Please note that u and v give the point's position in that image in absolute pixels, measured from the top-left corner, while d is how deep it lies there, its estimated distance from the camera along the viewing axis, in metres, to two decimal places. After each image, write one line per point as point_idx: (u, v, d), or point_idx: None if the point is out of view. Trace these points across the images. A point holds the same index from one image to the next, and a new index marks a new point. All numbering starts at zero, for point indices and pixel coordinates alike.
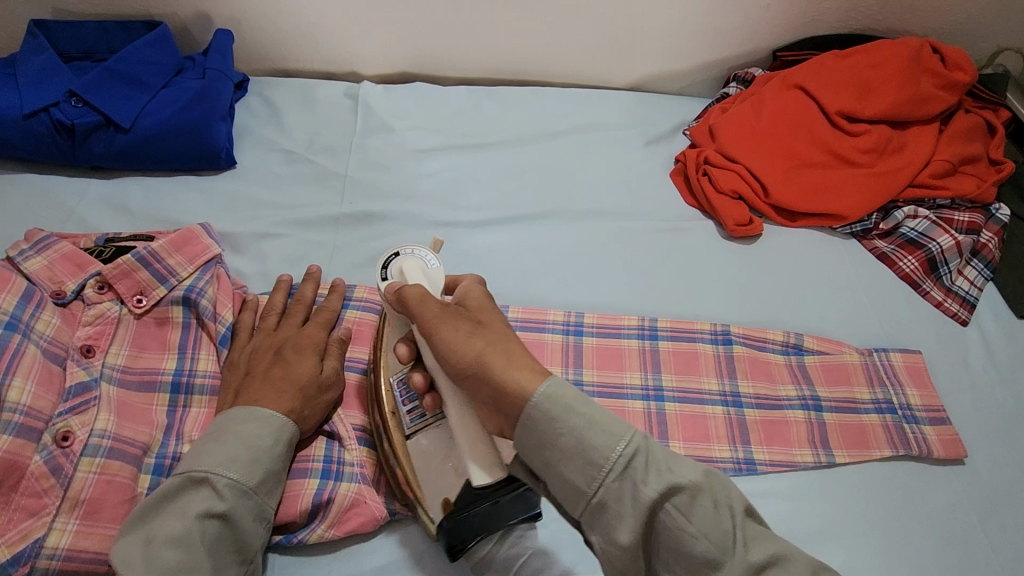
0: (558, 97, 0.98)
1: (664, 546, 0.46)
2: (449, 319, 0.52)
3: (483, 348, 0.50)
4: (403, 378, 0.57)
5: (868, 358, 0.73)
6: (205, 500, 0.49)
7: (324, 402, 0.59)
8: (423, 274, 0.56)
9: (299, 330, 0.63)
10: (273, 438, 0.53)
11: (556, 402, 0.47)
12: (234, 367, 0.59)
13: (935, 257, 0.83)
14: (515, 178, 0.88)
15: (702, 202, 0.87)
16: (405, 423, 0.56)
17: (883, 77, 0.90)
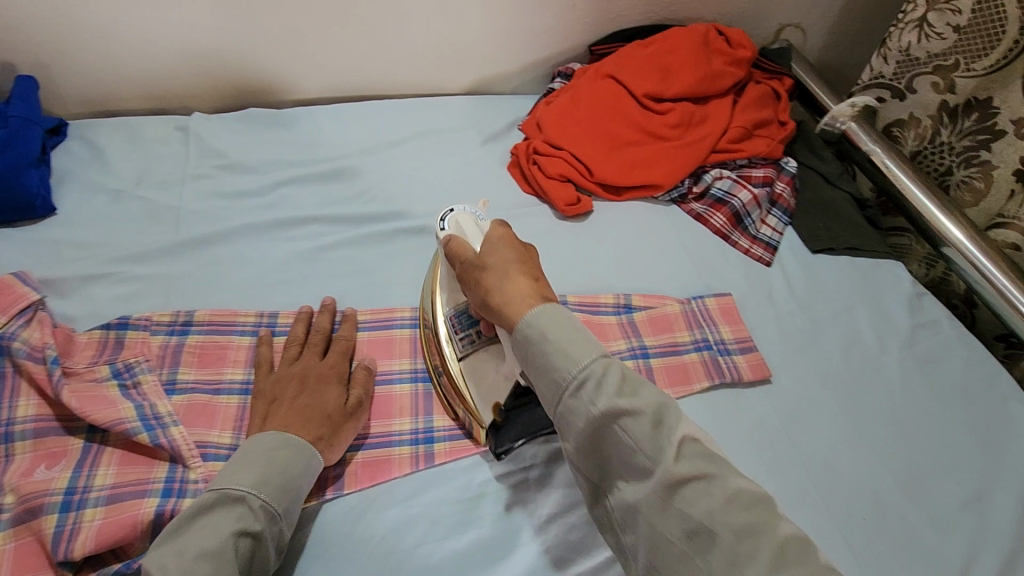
0: (396, 109, 1.03)
1: (614, 455, 0.50)
2: (486, 260, 0.60)
3: (508, 289, 0.57)
4: (454, 313, 0.67)
5: (687, 306, 0.83)
6: (242, 519, 0.52)
7: (351, 426, 0.63)
8: (472, 224, 0.65)
9: (320, 362, 0.67)
10: (304, 466, 0.57)
11: (537, 326, 0.53)
12: (262, 395, 0.63)
13: (738, 211, 0.95)
14: (358, 189, 0.91)
15: (536, 188, 0.94)
16: (456, 349, 0.65)
17: (679, 60, 1.02)
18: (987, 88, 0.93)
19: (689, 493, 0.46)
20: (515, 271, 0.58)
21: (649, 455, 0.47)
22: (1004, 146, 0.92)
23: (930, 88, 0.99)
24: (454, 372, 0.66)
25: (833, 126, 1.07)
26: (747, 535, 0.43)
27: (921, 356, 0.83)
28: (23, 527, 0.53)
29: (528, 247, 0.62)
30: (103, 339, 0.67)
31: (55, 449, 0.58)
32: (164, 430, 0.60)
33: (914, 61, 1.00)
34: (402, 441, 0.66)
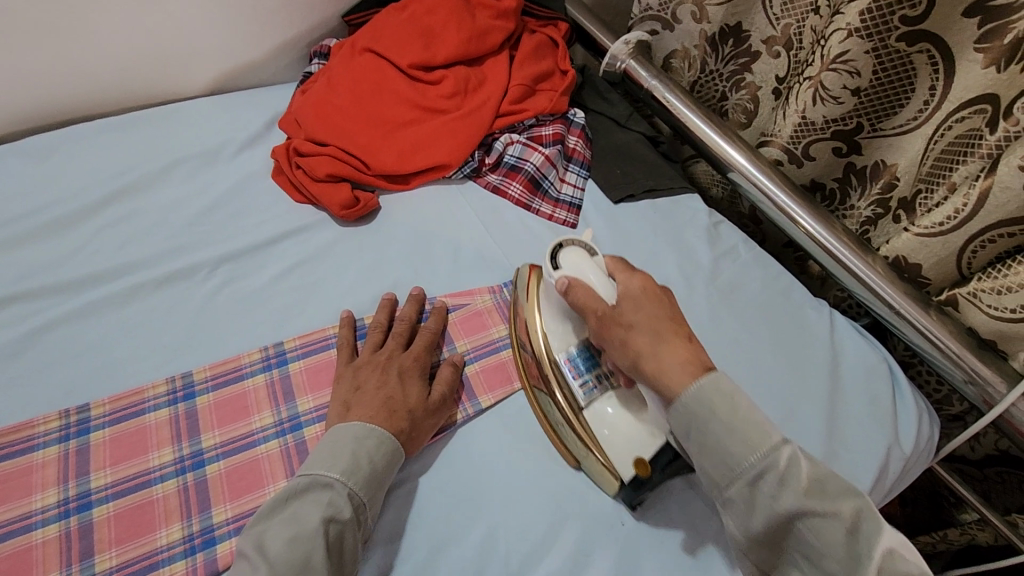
0: (116, 132, 0.84)
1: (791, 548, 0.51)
2: (632, 316, 0.60)
3: (668, 367, 0.57)
4: (571, 355, 0.66)
5: (498, 296, 0.77)
6: (332, 505, 0.52)
7: (431, 423, 0.62)
8: (588, 261, 0.64)
9: (405, 354, 0.66)
10: (389, 464, 0.57)
11: (705, 397, 0.54)
12: (344, 382, 0.63)
13: (534, 175, 0.89)
14: (76, 244, 0.73)
15: (307, 195, 0.82)
16: (580, 399, 0.63)
17: (441, 20, 0.92)
18: (734, 14, 0.94)
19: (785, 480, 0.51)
20: (671, 335, 0.59)
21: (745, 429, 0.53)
22: (762, 66, 0.95)
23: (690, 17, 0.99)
24: (576, 418, 0.63)
25: (614, 66, 1.03)
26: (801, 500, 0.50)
27: (723, 287, 0.84)
28: None
29: (668, 294, 0.64)
30: None
31: None
32: None
33: None
34: (171, 557, 0.53)
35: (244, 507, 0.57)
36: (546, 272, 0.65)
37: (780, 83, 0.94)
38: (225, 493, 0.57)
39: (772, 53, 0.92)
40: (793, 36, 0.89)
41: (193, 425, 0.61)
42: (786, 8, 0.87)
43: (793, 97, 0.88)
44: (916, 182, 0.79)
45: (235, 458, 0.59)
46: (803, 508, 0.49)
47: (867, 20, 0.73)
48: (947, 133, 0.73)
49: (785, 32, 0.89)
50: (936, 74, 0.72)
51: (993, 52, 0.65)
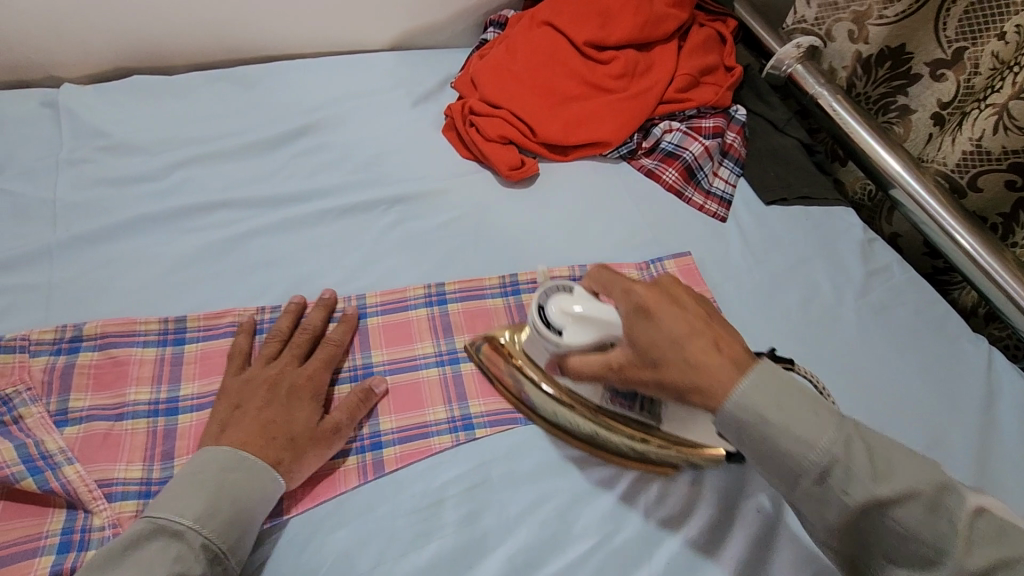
0: (312, 70, 0.92)
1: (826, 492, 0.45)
2: (663, 351, 0.49)
3: (702, 349, 0.48)
4: (609, 394, 0.57)
5: (645, 273, 0.78)
6: (181, 560, 0.47)
7: (321, 451, 0.56)
8: (584, 301, 0.54)
9: (298, 369, 0.61)
10: (262, 501, 0.52)
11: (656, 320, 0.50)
12: (225, 394, 0.58)
13: (691, 164, 0.90)
14: (271, 165, 0.80)
15: (475, 152, 0.86)
16: (643, 417, 0.58)
17: (620, 4, 0.94)
18: (899, 36, 0.90)
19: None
20: (695, 349, 0.48)
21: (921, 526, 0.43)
22: (920, 90, 0.90)
23: (846, 35, 0.96)
24: (643, 434, 0.58)
25: (778, 69, 1.01)
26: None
27: (875, 304, 0.82)
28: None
29: (667, 286, 0.53)
30: (65, 369, 0.58)
31: (35, 500, 0.51)
32: (55, 472, 0.51)
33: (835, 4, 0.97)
34: (345, 451, 0.59)
35: (407, 421, 0.62)
36: (539, 332, 0.55)
37: (942, 108, 0.88)
38: (391, 405, 0.63)
39: (937, 77, 0.87)
40: (967, 62, 0.83)
41: (366, 341, 0.67)
42: (961, 31, 0.83)
43: (967, 123, 0.83)
44: None
45: (401, 376, 0.65)
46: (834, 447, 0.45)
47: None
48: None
49: (957, 56, 0.84)
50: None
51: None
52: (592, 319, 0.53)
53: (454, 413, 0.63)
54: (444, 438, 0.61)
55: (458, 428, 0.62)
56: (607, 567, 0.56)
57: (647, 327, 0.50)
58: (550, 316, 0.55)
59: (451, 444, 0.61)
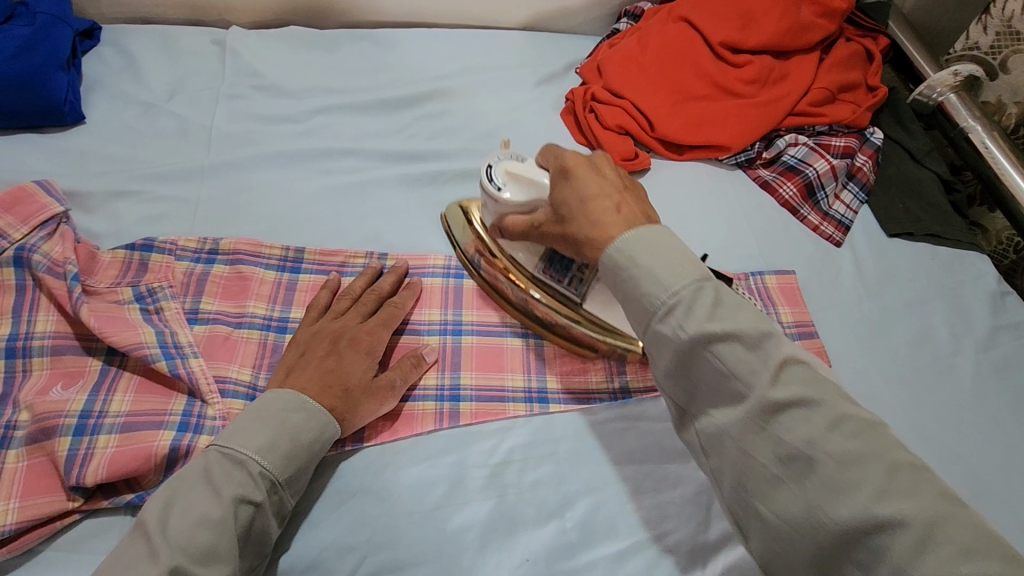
0: (446, 39, 0.95)
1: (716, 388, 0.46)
2: (571, 208, 0.55)
3: (605, 211, 0.53)
4: (545, 265, 0.64)
5: (743, 283, 0.76)
6: (243, 485, 0.48)
7: (370, 405, 0.57)
8: (523, 166, 0.60)
9: (360, 324, 0.62)
10: (316, 439, 0.53)
11: (641, 240, 0.49)
12: (295, 344, 0.60)
13: (812, 182, 0.85)
14: (398, 123, 0.85)
15: (590, 139, 0.86)
16: (573, 294, 0.63)
17: (765, 7, 0.90)
18: None
19: (789, 419, 0.43)
20: (606, 212, 0.53)
21: (758, 377, 0.44)
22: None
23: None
24: (574, 312, 0.64)
25: (927, 97, 0.93)
26: (852, 463, 0.40)
27: (997, 362, 0.75)
28: (131, 435, 0.53)
29: (595, 161, 0.57)
30: (201, 276, 0.66)
31: (163, 383, 0.58)
32: (183, 360, 0.58)
33: (1016, 33, 0.89)
34: (425, 397, 0.62)
35: (486, 382, 0.64)
36: (483, 192, 0.61)
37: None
38: (473, 363, 0.65)
39: None
40: None
41: (458, 300, 0.70)
42: None
43: None
44: None
45: (485, 339, 0.67)
46: (792, 419, 0.43)
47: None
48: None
49: None
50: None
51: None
52: (528, 179, 0.59)
53: (531, 384, 0.65)
54: (518, 405, 0.63)
55: (533, 400, 0.63)
56: (659, 563, 0.55)
57: (563, 186, 0.56)
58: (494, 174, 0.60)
59: (524, 412, 0.62)
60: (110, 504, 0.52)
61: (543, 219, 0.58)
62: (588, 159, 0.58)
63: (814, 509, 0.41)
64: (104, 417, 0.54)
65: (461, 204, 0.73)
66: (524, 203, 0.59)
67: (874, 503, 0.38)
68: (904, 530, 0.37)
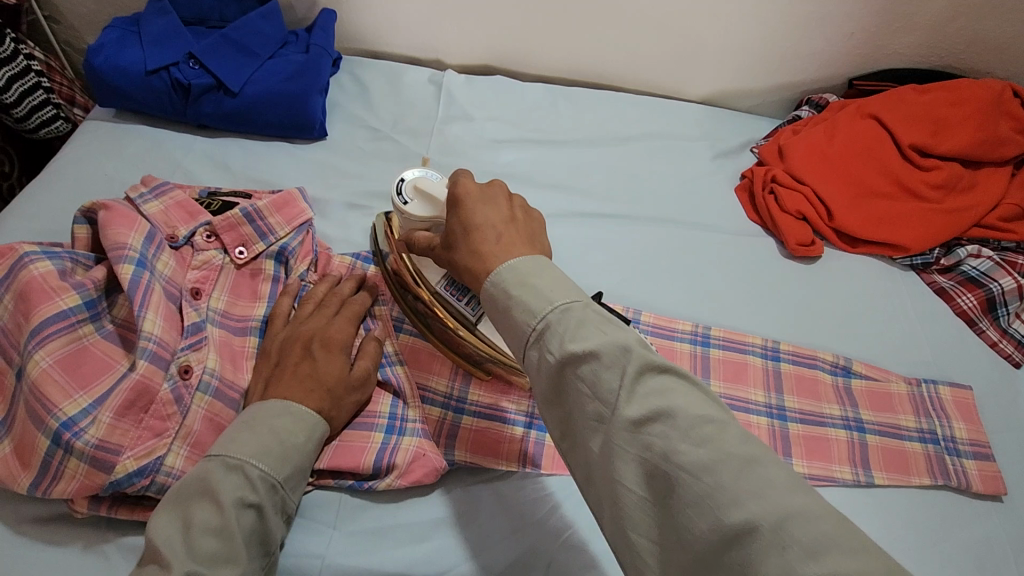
0: (632, 103, 1.02)
1: (570, 398, 0.43)
2: (459, 235, 0.53)
3: (485, 238, 0.51)
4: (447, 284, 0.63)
5: (916, 389, 0.75)
6: (239, 489, 0.49)
7: (351, 400, 0.60)
8: (431, 185, 0.62)
9: (328, 324, 0.63)
10: (309, 439, 0.55)
11: (516, 270, 0.48)
12: (266, 355, 0.60)
13: (996, 296, 0.83)
14: (584, 174, 0.91)
15: (765, 219, 0.89)
16: (469, 312, 0.62)
17: (961, 116, 0.91)
18: None
19: (650, 433, 0.40)
20: (483, 215, 0.52)
21: (618, 393, 0.41)
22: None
23: None
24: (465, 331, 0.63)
25: None
26: (702, 470, 0.38)
27: None
28: (352, 430, 0.61)
29: (501, 192, 0.55)
30: None
31: None
32: (389, 368, 0.65)
33: None
34: None
35: None
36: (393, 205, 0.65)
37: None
38: None
39: None
40: None
41: None
42: None
43: None
44: None
45: None
46: (653, 431, 0.40)
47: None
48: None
49: None
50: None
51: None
52: (432, 196, 0.62)
53: None
54: None
55: None
56: None
57: (455, 215, 0.54)
58: (403, 189, 0.64)
59: None
60: (336, 484, 0.59)
61: (437, 242, 0.57)
62: (485, 188, 0.55)
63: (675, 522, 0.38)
64: None
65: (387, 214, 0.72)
66: (424, 217, 0.62)
67: (727, 508, 0.36)
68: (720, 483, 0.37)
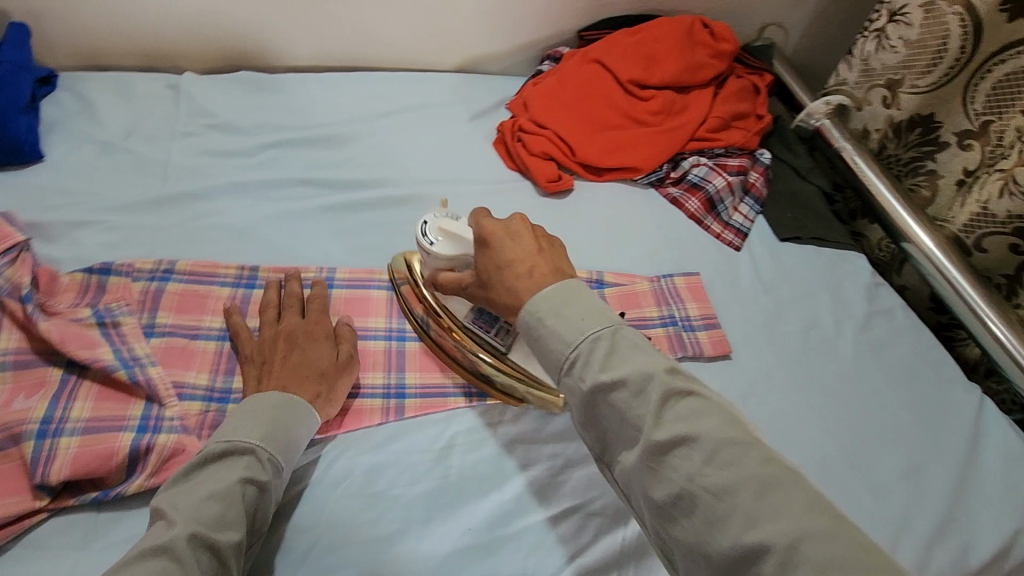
0: (387, 80, 1.05)
1: (613, 427, 0.50)
2: (491, 275, 0.59)
3: (517, 275, 0.57)
4: (473, 315, 0.69)
5: (656, 284, 0.86)
6: (249, 467, 0.53)
7: (344, 382, 0.65)
8: (456, 224, 0.66)
9: (299, 321, 0.68)
10: (303, 424, 0.59)
11: (550, 299, 0.54)
12: (248, 360, 0.65)
13: (712, 197, 0.98)
14: (344, 154, 0.93)
15: (520, 164, 0.97)
16: (499, 342, 0.68)
17: (664, 49, 1.05)
18: (930, 105, 0.93)
19: (673, 458, 0.46)
20: (513, 250, 0.59)
21: (644, 419, 0.48)
22: (947, 156, 0.93)
23: (881, 100, 0.99)
24: (499, 362, 0.68)
25: (808, 122, 1.08)
26: (722, 495, 0.43)
27: (871, 339, 0.87)
28: (94, 437, 0.57)
29: (514, 223, 0.61)
30: (150, 292, 0.70)
31: (121, 394, 0.62)
32: (141, 369, 0.62)
33: (872, 70, 0.99)
34: (372, 394, 0.68)
35: (430, 380, 0.71)
36: (417, 246, 0.68)
37: (967, 175, 0.91)
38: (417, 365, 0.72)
39: (964, 146, 0.91)
40: (993, 134, 0.86)
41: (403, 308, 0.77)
42: (989, 105, 0.86)
43: (979, 188, 0.87)
44: None
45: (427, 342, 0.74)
46: (681, 455, 0.46)
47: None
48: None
49: (985, 128, 0.87)
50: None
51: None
52: (459, 236, 0.66)
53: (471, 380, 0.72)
54: (459, 398, 0.70)
55: (473, 393, 0.71)
56: (585, 526, 0.63)
57: (488, 254, 0.60)
58: (427, 231, 0.67)
59: (466, 403, 0.69)
60: (78, 501, 0.56)
61: (466, 281, 0.63)
62: (507, 223, 0.61)
63: (702, 539, 0.43)
64: (65, 422, 0.58)
65: (404, 256, 0.76)
66: (452, 256, 0.65)
67: (744, 531, 0.42)
68: (770, 557, 0.40)
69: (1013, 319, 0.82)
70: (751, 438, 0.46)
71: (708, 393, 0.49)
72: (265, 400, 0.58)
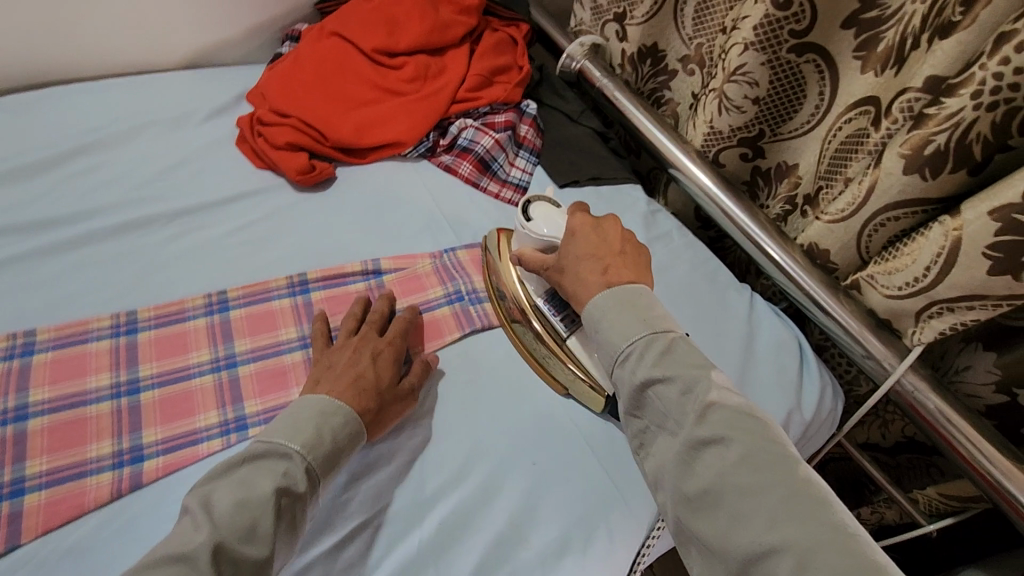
0: (91, 92, 0.90)
1: (653, 416, 0.55)
2: (569, 263, 0.66)
3: (591, 270, 0.63)
4: (546, 297, 0.73)
5: (438, 261, 0.82)
6: (287, 475, 0.53)
7: (396, 409, 0.63)
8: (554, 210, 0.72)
9: (378, 337, 0.67)
10: (350, 444, 0.58)
11: (616, 295, 0.60)
12: (315, 366, 0.64)
13: (484, 157, 0.95)
14: (41, 189, 0.78)
15: (268, 161, 0.87)
16: (561, 329, 0.71)
17: (405, 11, 0.98)
18: (649, 35, 1.00)
19: (707, 455, 0.50)
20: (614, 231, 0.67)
21: (686, 414, 0.52)
22: (678, 82, 1.01)
23: (615, 35, 1.06)
24: (560, 348, 0.71)
25: (569, 66, 1.07)
26: (750, 493, 0.47)
27: (654, 266, 0.90)
28: None
29: (601, 223, 0.67)
30: None
31: None
32: None
33: (600, 8, 1.06)
34: (100, 468, 0.57)
35: (174, 432, 0.61)
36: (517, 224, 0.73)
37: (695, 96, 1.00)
38: (157, 418, 0.61)
39: (687, 70, 0.99)
40: (704, 53, 0.95)
41: (132, 356, 0.65)
42: (696, 28, 0.93)
43: (703, 109, 0.93)
44: (816, 178, 0.85)
45: (168, 388, 0.64)
46: (710, 455, 0.50)
47: (760, 34, 0.78)
48: (838, 134, 0.80)
49: (697, 51, 0.95)
50: (824, 81, 0.80)
51: (872, 59, 0.74)
52: (551, 218, 0.71)
53: (227, 417, 0.62)
54: (213, 441, 0.60)
55: (230, 430, 0.61)
56: (375, 539, 0.58)
57: (573, 244, 0.66)
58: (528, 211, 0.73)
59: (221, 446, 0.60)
60: None
61: (550, 263, 0.69)
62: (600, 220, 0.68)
63: (721, 535, 0.47)
64: None
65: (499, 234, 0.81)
66: (545, 238, 0.71)
67: (761, 533, 0.46)
68: (787, 556, 0.44)
69: (769, 221, 0.89)
70: (788, 453, 0.50)
71: (742, 405, 0.53)
72: (311, 406, 0.58)
